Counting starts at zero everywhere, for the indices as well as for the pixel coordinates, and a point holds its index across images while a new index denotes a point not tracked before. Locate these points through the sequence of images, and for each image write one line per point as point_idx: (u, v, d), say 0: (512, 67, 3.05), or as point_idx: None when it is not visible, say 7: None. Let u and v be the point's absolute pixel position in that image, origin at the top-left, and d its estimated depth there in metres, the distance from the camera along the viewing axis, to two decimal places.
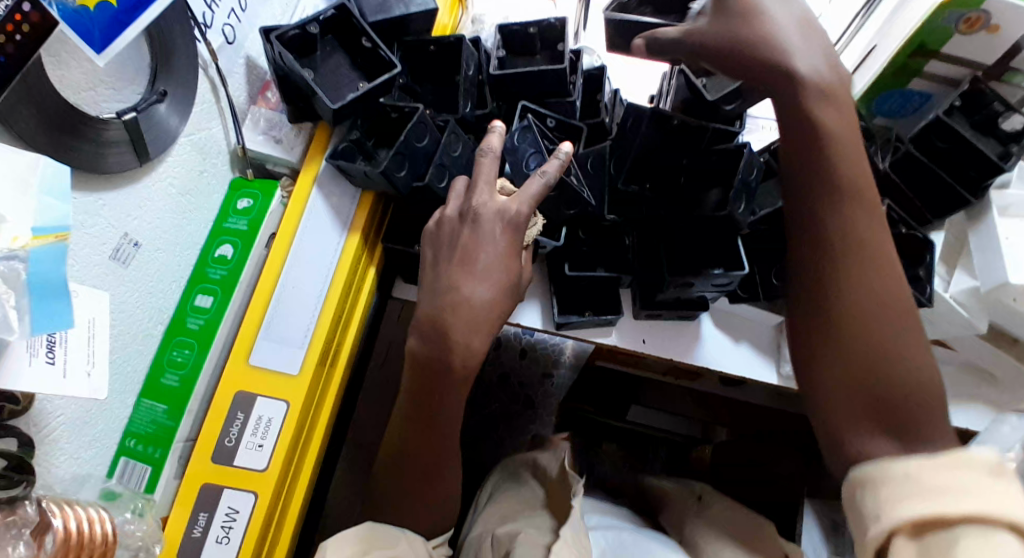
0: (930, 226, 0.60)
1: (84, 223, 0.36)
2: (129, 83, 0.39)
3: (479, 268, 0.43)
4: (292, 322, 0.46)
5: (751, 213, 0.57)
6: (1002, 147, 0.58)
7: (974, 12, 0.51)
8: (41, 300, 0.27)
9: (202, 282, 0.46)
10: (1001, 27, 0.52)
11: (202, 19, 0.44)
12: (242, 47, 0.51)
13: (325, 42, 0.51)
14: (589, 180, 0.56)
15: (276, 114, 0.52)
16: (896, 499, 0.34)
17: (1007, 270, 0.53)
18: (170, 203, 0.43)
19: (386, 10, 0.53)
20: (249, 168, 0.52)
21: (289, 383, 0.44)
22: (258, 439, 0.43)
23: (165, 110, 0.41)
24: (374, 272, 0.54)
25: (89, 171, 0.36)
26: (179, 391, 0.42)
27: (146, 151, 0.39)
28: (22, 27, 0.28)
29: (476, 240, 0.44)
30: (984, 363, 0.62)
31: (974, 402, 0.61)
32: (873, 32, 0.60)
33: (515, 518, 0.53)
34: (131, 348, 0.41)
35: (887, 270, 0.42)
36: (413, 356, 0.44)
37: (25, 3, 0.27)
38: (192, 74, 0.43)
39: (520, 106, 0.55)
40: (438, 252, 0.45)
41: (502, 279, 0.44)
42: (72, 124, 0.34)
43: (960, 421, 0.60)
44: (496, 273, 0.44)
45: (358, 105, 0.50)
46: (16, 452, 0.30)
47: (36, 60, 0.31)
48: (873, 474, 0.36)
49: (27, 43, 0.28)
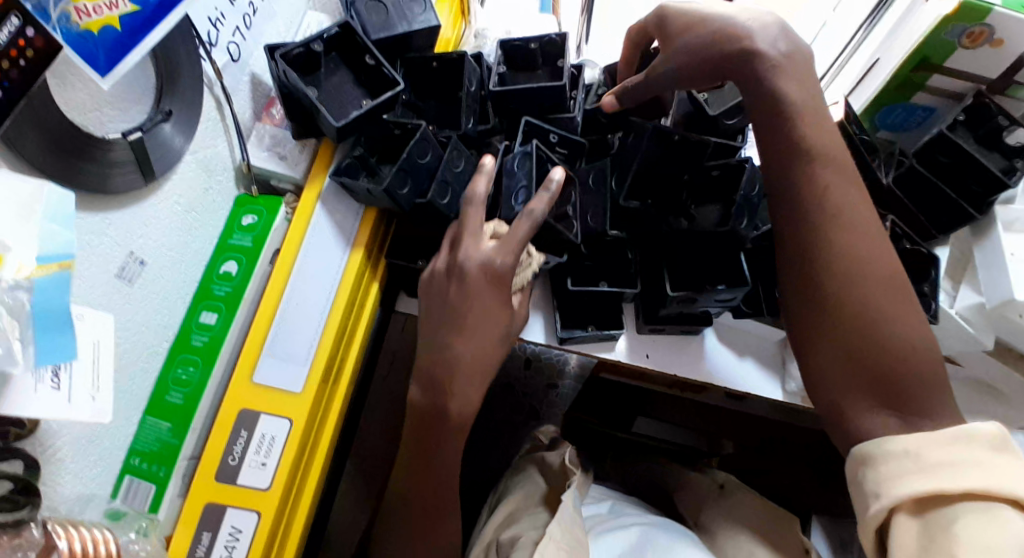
0: (935, 241, 0.60)
1: (89, 243, 0.36)
2: (135, 102, 0.39)
3: (469, 326, 0.44)
4: (295, 339, 0.46)
5: (752, 227, 0.57)
6: (1007, 161, 0.57)
7: (978, 26, 0.51)
8: (42, 330, 0.27)
9: (207, 299, 0.46)
10: (1005, 40, 0.52)
11: (207, 37, 0.44)
12: (247, 64, 0.51)
13: (329, 59, 0.52)
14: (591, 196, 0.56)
15: (280, 131, 0.52)
16: (900, 474, 0.37)
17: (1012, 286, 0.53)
18: (175, 220, 0.44)
19: (389, 27, 0.53)
20: (254, 185, 0.52)
21: (292, 401, 0.44)
22: (261, 456, 0.43)
23: (170, 129, 0.41)
24: (377, 287, 0.54)
25: (94, 192, 0.36)
26: (184, 409, 0.43)
27: (151, 170, 0.40)
28: (26, 53, 0.28)
29: (463, 297, 0.44)
30: (990, 377, 0.61)
31: (981, 416, 0.61)
32: (875, 44, 0.60)
33: (520, 518, 0.53)
34: (136, 365, 0.41)
35: (879, 315, 0.41)
36: (413, 405, 0.46)
37: (29, 27, 0.28)
38: (197, 94, 0.43)
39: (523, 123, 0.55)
40: (430, 307, 0.46)
41: (493, 330, 0.45)
42: (78, 146, 0.34)
43: None
44: (486, 327, 0.45)
45: (362, 122, 0.50)
46: (22, 474, 0.30)
47: (43, 84, 0.31)
48: (877, 452, 0.39)
49: (31, 67, 0.29)
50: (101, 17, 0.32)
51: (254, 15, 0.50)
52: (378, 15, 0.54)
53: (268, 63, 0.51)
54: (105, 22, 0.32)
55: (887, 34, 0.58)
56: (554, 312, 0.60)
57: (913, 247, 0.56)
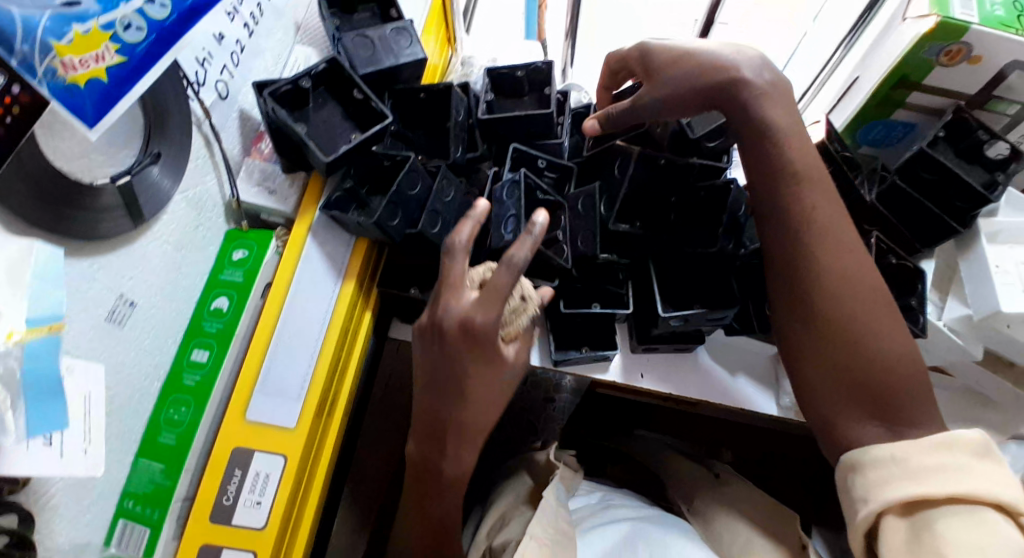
0: (920, 254, 0.61)
1: (79, 288, 0.36)
2: (124, 146, 0.39)
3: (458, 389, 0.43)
4: (288, 374, 0.46)
5: (741, 246, 0.57)
6: (989, 174, 0.58)
7: (955, 45, 0.52)
8: (34, 395, 0.28)
9: (199, 336, 0.46)
10: (983, 58, 0.53)
11: (194, 77, 0.45)
12: (236, 100, 0.52)
13: (318, 94, 0.52)
14: (580, 220, 0.57)
15: (269, 166, 0.53)
16: (890, 479, 0.37)
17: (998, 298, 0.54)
18: (165, 259, 0.44)
19: (376, 61, 0.54)
20: (244, 219, 0.53)
21: (286, 436, 0.44)
22: (256, 495, 0.43)
23: (158, 171, 0.41)
24: (370, 315, 0.55)
25: (82, 238, 0.36)
26: (176, 450, 0.42)
27: (140, 213, 0.40)
28: (14, 108, 0.30)
29: (447, 360, 0.43)
30: (983, 386, 0.62)
31: (976, 425, 0.61)
32: (855, 63, 0.61)
33: (509, 522, 0.52)
34: (128, 408, 0.41)
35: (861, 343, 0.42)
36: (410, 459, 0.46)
37: (15, 85, 0.29)
38: (185, 134, 0.44)
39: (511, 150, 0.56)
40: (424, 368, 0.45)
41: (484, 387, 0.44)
42: (67, 194, 0.34)
43: None
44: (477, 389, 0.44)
45: (352, 155, 0.51)
46: (16, 529, 0.30)
47: (30, 138, 0.32)
48: (866, 457, 0.39)
49: (17, 123, 0.30)
50: (88, 70, 0.32)
51: (241, 53, 0.50)
52: (365, 49, 0.54)
53: (256, 99, 0.51)
54: (92, 74, 0.32)
55: (866, 53, 0.59)
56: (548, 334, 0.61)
57: (899, 260, 0.57)
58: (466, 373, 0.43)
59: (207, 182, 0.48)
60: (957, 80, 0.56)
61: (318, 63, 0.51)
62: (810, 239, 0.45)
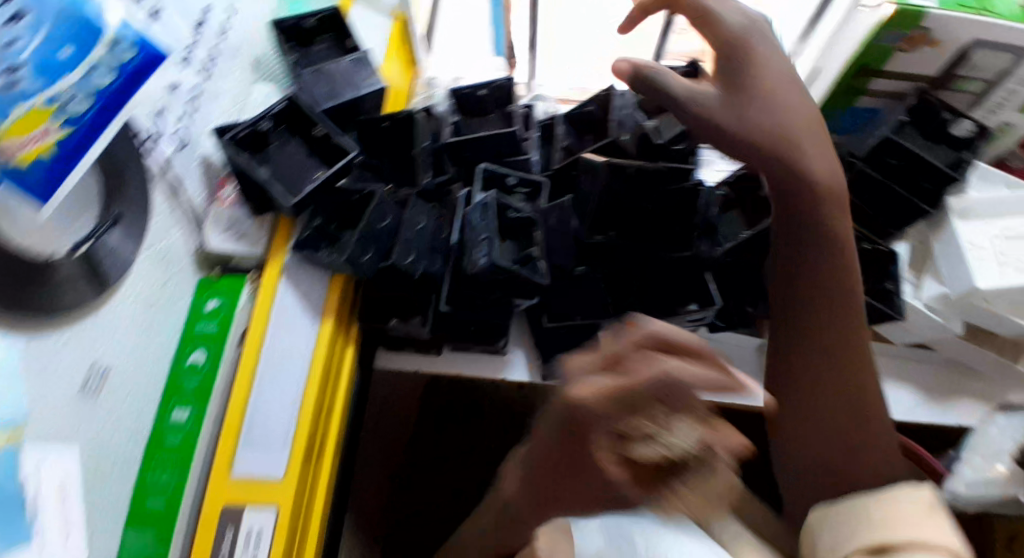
0: (892, 237, 0.62)
1: (49, 366, 0.34)
2: (81, 211, 0.38)
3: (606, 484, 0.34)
4: (273, 423, 0.45)
5: (716, 246, 0.58)
6: (955, 153, 0.58)
7: (915, 30, 0.52)
8: None
9: (177, 395, 0.45)
10: (941, 41, 0.53)
11: (144, 128, 0.43)
12: (196, 146, 0.50)
13: (279, 132, 0.52)
14: (554, 235, 0.56)
15: (236, 210, 0.52)
16: (841, 538, 0.40)
17: (973, 275, 0.54)
18: (136, 318, 0.42)
19: (336, 96, 0.54)
20: (215, 267, 0.52)
21: (276, 487, 0.44)
22: (251, 552, 0.42)
23: (119, 234, 0.40)
24: (352, 350, 0.54)
25: (43, 316, 0.34)
26: (164, 515, 0.42)
27: (105, 277, 0.38)
28: None
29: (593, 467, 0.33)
30: (966, 358, 0.62)
31: (963, 396, 0.62)
32: (815, 55, 0.62)
33: None
34: (113, 481, 0.40)
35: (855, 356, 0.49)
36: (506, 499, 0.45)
37: None
38: (145, 193, 0.43)
39: (480, 170, 0.55)
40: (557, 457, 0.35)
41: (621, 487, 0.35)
42: (26, 271, 0.32)
43: (949, 419, 0.60)
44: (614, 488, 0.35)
45: (319, 193, 0.50)
46: None
47: None
48: (825, 518, 0.42)
49: None
50: (36, 147, 0.31)
51: (199, 99, 0.49)
52: (324, 86, 0.54)
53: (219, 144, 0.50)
54: (38, 154, 0.31)
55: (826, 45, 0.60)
56: (534, 348, 0.60)
57: (873, 246, 0.58)
58: (566, 464, 0.34)
59: (173, 237, 0.47)
60: (921, 64, 0.57)
61: (277, 103, 0.50)
62: (819, 260, 0.52)
